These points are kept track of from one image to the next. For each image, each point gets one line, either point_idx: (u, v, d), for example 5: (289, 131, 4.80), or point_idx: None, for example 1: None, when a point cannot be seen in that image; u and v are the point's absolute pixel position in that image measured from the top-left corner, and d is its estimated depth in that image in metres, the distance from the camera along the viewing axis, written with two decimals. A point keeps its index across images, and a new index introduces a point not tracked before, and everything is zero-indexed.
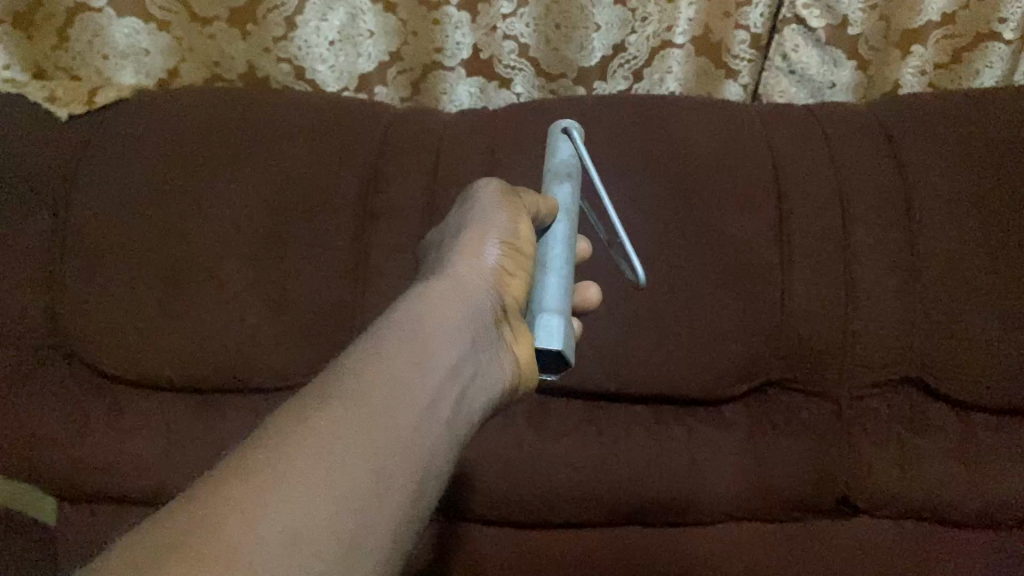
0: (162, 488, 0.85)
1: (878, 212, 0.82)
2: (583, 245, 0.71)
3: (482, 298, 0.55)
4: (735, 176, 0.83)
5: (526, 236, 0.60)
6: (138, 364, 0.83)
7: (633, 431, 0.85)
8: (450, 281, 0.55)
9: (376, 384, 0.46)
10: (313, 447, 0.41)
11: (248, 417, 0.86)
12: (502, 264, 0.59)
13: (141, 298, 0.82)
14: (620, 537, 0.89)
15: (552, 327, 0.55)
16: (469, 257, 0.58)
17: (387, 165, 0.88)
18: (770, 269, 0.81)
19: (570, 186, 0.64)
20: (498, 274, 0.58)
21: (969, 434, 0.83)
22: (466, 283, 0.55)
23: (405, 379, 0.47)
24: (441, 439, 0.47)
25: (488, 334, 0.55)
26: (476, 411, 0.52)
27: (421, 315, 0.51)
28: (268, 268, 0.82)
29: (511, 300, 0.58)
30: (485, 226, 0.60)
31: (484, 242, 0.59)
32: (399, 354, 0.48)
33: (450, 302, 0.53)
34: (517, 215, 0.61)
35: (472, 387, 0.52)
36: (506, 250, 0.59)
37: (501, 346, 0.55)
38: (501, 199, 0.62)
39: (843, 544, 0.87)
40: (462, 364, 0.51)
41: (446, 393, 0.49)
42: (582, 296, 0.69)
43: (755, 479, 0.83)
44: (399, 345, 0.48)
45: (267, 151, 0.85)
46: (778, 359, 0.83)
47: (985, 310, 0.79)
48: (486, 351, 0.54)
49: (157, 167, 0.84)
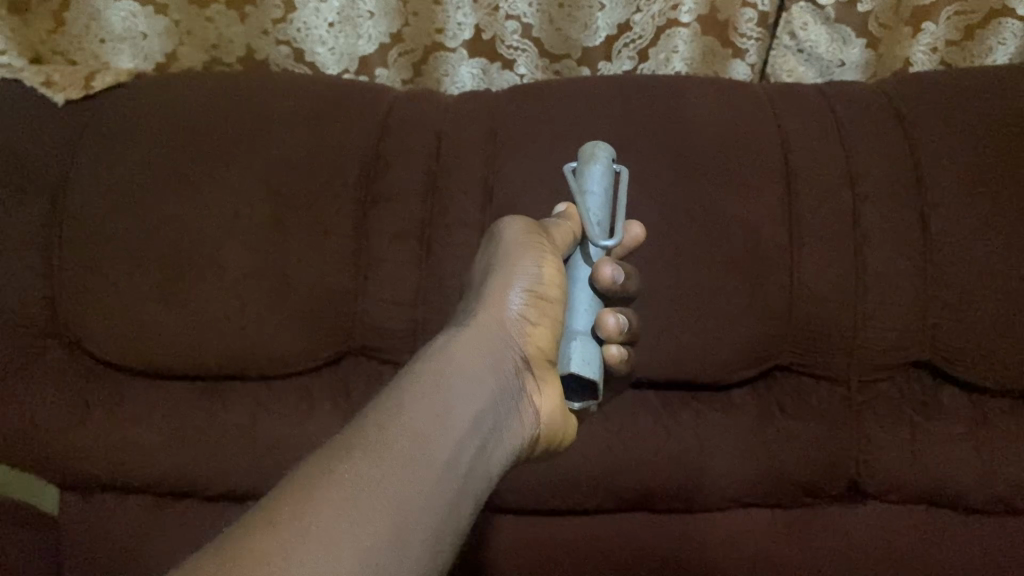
0: (166, 475, 0.85)
1: (890, 194, 0.81)
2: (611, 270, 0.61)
3: (505, 348, 0.58)
4: (742, 158, 0.82)
5: (552, 279, 0.62)
6: (139, 352, 0.82)
7: (641, 416, 0.84)
8: (476, 329, 0.57)
9: (408, 427, 0.48)
10: (349, 486, 0.43)
11: (249, 405, 0.85)
12: (526, 313, 0.60)
13: (141, 285, 0.81)
14: (626, 522, 0.88)
15: (581, 353, 0.58)
16: (495, 307, 0.60)
17: (389, 149, 0.86)
18: (779, 252, 0.80)
19: (602, 168, 0.65)
20: (521, 328, 0.60)
21: (984, 418, 0.82)
22: (490, 332, 0.58)
23: (436, 423, 0.49)
24: (469, 482, 0.49)
25: (510, 383, 0.56)
26: (499, 455, 0.54)
27: (448, 361, 0.53)
28: (268, 254, 0.81)
29: (535, 349, 0.60)
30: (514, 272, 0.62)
31: (512, 288, 0.61)
32: (428, 399, 0.50)
33: (474, 349, 0.55)
34: (545, 256, 0.62)
35: (496, 432, 0.53)
36: (532, 298, 0.61)
37: (520, 395, 0.57)
38: (526, 234, 0.62)
39: (852, 529, 0.86)
40: (487, 410, 0.53)
41: (473, 438, 0.50)
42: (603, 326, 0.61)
43: (764, 464, 0.82)
44: (429, 390, 0.50)
45: (265, 136, 0.84)
46: (787, 342, 0.82)
47: (997, 290, 0.78)
48: (508, 398, 0.56)
49: (156, 153, 0.83)
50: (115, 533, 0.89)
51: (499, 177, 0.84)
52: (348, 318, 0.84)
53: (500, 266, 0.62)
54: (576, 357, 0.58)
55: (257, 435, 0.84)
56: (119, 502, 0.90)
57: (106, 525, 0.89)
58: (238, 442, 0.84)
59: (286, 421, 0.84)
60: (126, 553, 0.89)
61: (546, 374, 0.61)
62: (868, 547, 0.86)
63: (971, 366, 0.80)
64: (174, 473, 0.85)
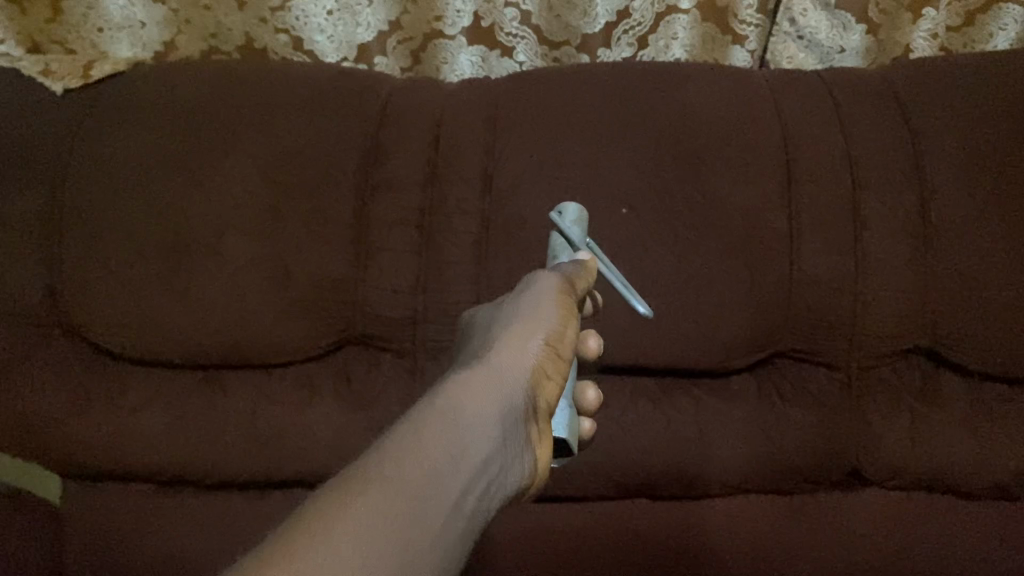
0: (167, 463, 0.85)
1: (889, 179, 0.81)
2: (592, 342, 0.66)
3: (517, 394, 0.53)
4: (742, 145, 0.82)
5: (569, 341, 0.59)
6: (139, 341, 0.82)
7: (640, 402, 0.84)
8: (490, 371, 0.54)
9: (408, 480, 0.45)
10: (333, 546, 0.40)
11: (249, 393, 0.85)
12: (544, 363, 0.57)
13: (141, 274, 0.81)
14: (625, 509, 0.88)
15: (558, 415, 0.59)
16: (510, 351, 0.56)
17: (388, 136, 0.86)
18: (779, 239, 0.80)
19: (580, 233, 0.70)
20: (535, 374, 0.55)
21: (982, 404, 0.82)
22: (506, 375, 0.54)
23: (436, 478, 0.46)
24: (459, 544, 0.46)
25: (516, 434, 0.52)
26: (494, 509, 0.50)
27: (458, 408, 0.50)
28: (268, 243, 0.81)
29: (546, 403, 0.56)
30: (534, 321, 0.58)
31: (531, 336, 0.57)
32: (433, 451, 0.47)
33: (487, 394, 0.52)
34: (568, 316, 0.59)
35: (492, 490, 0.50)
36: (550, 351, 0.57)
37: (526, 446, 0.53)
38: (556, 293, 0.60)
39: (851, 515, 0.86)
40: (490, 464, 0.50)
41: (471, 495, 0.48)
42: (583, 398, 0.66)
43: (764, 450, 0.82)
44: (431, 444, 0.47)
45: (265, 124, 0.84)
46: (787, 328, 0.82)
47: (997, 275, 0.78)
48: (516, 449, 0.52)
49: (155, 142, 0.83)
50: (116, 522, 0.89)
51: (498, 165, 0.84)
52: (347, 306, 0.84)
53: (520, 316, 0.59)
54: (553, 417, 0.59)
55: (257, 423, 0.84)
56: (120, 490, 0.89)
57: (107, 514, 0.89)
58: (238, 431, 0.84)
59: (286, 409, 0.84)
60: (127, 542, 0.89)
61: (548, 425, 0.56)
62: (867, 533, 0.86)
63: (969, 352, 0.80)
64: (175, 462, 0.85)
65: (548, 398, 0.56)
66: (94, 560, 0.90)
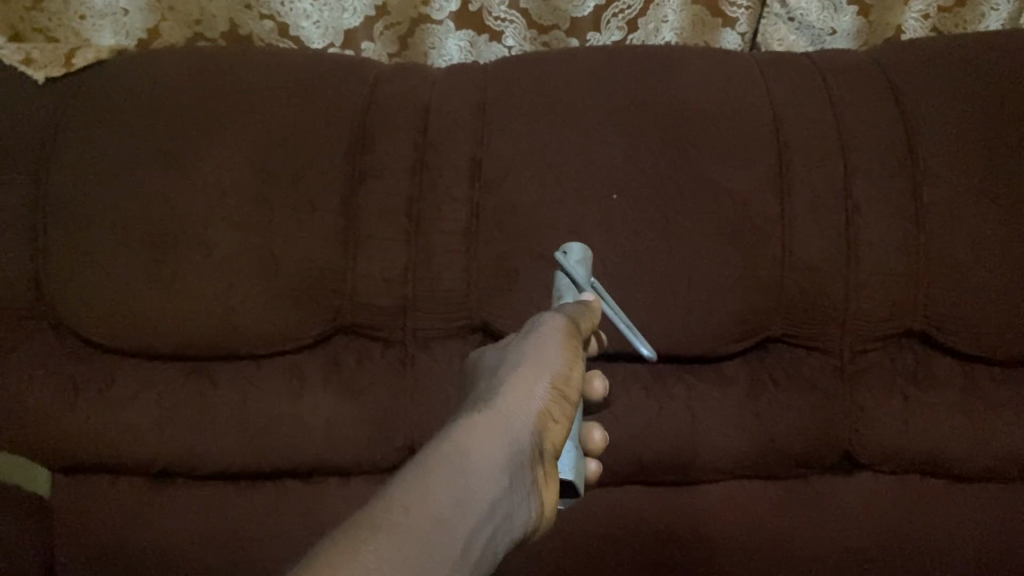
0: (156, 455, 0.84)
1: (881, 163, 0.81)
2: (599, 383, 0.67)
3: (523, 438, 0.54)
4: (733, 129, 0.81)
5: (575, 384, 0.59)
6: (126, 333, 0.81)
7: (632, 389, 0.83)
8: (498, 413, 0.54)
9: (417, 524, 0.45)
10: None
11: (238, 384, 0.84)
12: (550, 406, 0.57)
13: (127, 266, 0.80)
14: (618, 497, 0.88)
15: (565, 457, 0.61)
16: (517, 393, 0.56)
17: (375, 124, 0.85)
18: (770, 223, 0.80)
19: (584, 270, 0.69)
20: (542, 417, 0.56)
21: (974, 386, 0.82)
22: (513, 417, 0.54)
23: (445, 522, 0.46)
24: None
25: (522, 479, 0.53)
26: (499, 553, 0.51)
27: (467, 450, 0.51)
28: (255, 232, 0.80)
29: (551, 447, 0.56)
30: (541, 362, 0.59)
31: (538, 379, 0.58)
32: (441, 495, 0.47)
33: (495, 437, 0.52)
34: (574, 359, 0.60)
35: (497, 534, 0.50)
36: (556, 394, 0.58)
37: (530, 490, 0.54)
38: (561, 335, 0.61)
39: (845, 500, 0.86)
40: (497, 508, 0.50)
41: (476, 540, 0.48)
42: (590, 438, 0.67)
43: (757, 436, 0.82)
44: (440, 487, 0.48)
45: (250, 113, 0.83)
46: (780, 313, 0.81)
47: (989, 258, 0.78)
48: (522, 493, 0.52)
49: (139, 132, 0.82)
50: (105, 516, 0.88)
51: (487, 151, 0.83)
52: (337, 295, 0.83)
53: (526, 357, 0.59)
54: (560, 458, 0.60)
55: (247, 414, 0.84)
56: (108, 483, 0.89)
57: (96, 507, 0.88)
58: (227, 421, 0.84)
59: (276, 400, 0.84)
60: (117, 535, 0.88)
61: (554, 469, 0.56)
62: (861, 518, 0.86)
63: (961, 334, 0.80)
64: (164, 454, 0.84)
65: (554, 440, 0.56)
66: (84, 553, 0.89)
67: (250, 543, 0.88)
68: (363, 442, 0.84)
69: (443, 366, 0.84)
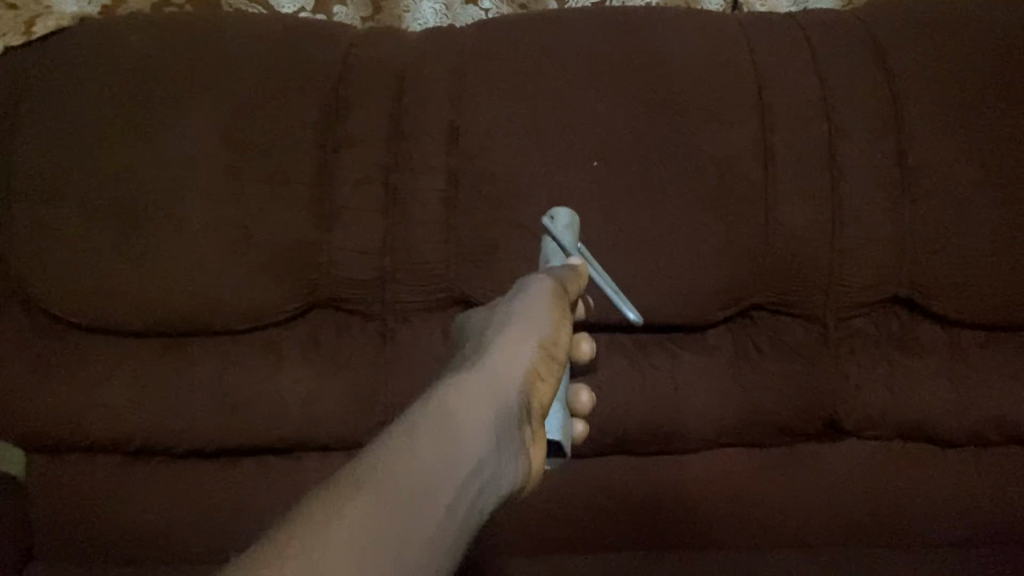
0: (133, 433, 0.83)
1: (867, 127, 0.79)
2: (587, 345, 0.67)
3: (512, 396, 0.51)
4: (716, 93, 0.79)
5: (564, 344, 0.57)
6: (97, 310, 0.79)
7: (615, 359, 0.82)
8: (485, 370, 0.52)
9: (396, 483, 0.43)
10: (316, 551, 0.39)
11: (213, 361, 0.83)
12: (538, 365, 0.55)
13: (96, 241, 0.78)
14: (602, 469, 0.86)
15: (552, 418, 0.61)
16: (505, 352, 0.54)
17: (349, 91, 0.83)
18: (754, 190, 0.78)
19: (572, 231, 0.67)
20: (530, 375, 0.54)
21: (958, 351, 0.82)
22: (501, 375, 0.52)
23: (427, 482, 0.44)
24: (449, 549, 0.44)
25: (510, 437, 0.50)
26: (486, 514, 0.49)
27: (450, 408, 0.48)
28: (227, 206, 0.78)
29: (540, 407, 0.54)
30: (529, 322, 0.57)
31: (526, 339, 0.55)
32: (423, 454, 0.45)
33: (483, 395, 0.50)
34: (561, 320, 0.58)
35: (483, 496, 0.48)
36: (544, 353, 0.55)
37: (519, 450, 0.51)
38: (548, 296, 0.59)
39: (828, 467, 0.86)
40: (483, 468, 0.48)
41: (461, 500, 0.46)
42: (577, 400, 0.68)
43: (740, 404, 0.82)
44: (421, 445, 0.45)
45: (220, 82, 0.80)
46: (764, 281, 0.80)
47: (974, 224, 0.78)
48: (509, 453, 0.50)
49: (103, 104, 0.79)
50: (81, 494, 0.87)
51: (465, 119, 0.81)
52: (313, 269, 0.81)
53: (515, 316, 0.57)
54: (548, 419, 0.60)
55: (223, 391, 0.82)
56: (84, 462, 0.87)
57: (71, 486, 0.87)
58: (205, 399, 0.82)
59: (253, 376, 0.82)
60: (97, 516, 0.87)
61: (542, 427, 0.54)
62: (845, 485, 0.86)
63: (946, 300, 0.80)
64: (140, 431, 0.83)
65: (543, 398, 0.54)
66: (62, 530, 0.88)
67: (233, 521, 0.87)
68: (344, 418, 0.83)
69: (423, 340, 0.83)
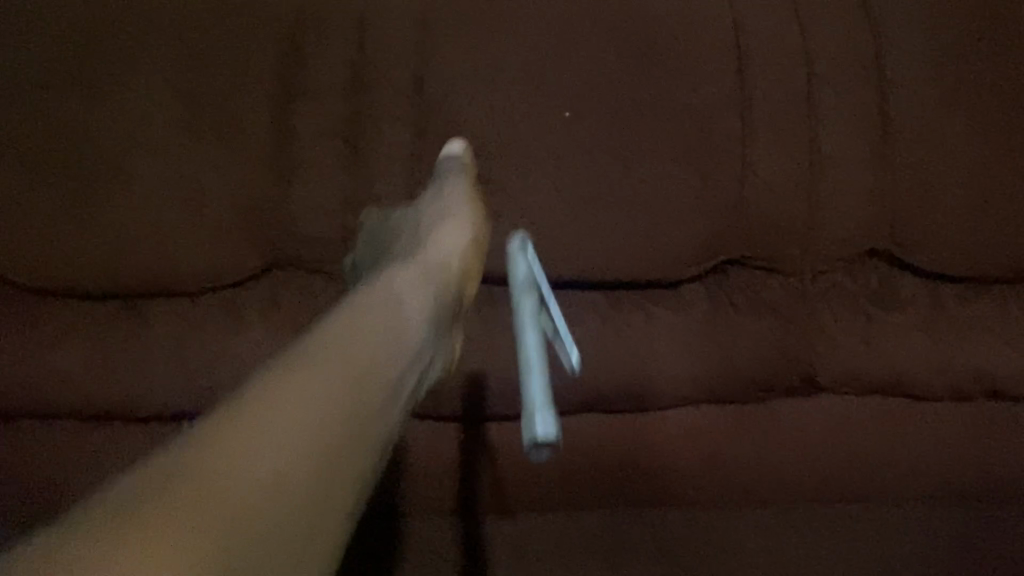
0: (85, 399, 0.79)
1: (846, 74, 0.79)
2: None
3: (449, 257, 0.68)
4: (692, 43, 0.78)
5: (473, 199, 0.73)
6: (45, 268, 0.75)
7: (587, 318, 0.80)
8: (429, 245, 0.69)
9: (343, 338, 0.56)
10: (291, 404, 0.50)
11: (172, 323, 0.79)
12: (472, 221, 0.72)
13: (44, 198, 0.74)
14: (575, 429, 0.83)
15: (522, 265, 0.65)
16: (442, 229, 0.70)
17: (308, 39, 0.78)
18: (731, 140, 0.77)
19: None
20: (472, 231, 0.72)
21: (937, 304, 0.81)
22: (436, 251, 0.68)
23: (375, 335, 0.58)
24: (391, 420, 0.57)
25: (448, 291, 0.67)
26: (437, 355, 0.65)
27: (379, 287, 0.62)
28: (185, 160, 0.75)
29: (476, 251, 0.72)
30: (456, 176, 0.73)
31: (456, 202, 0.72)
32: (368, 316, 0.58)
33: (421, 277, 0.65)
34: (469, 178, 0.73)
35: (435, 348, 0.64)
36: (468, 207, 0.72)
37: (462, 287, 0.70)
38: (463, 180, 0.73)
39: (805, 423, 0.84)
40: (424, 333, 0.62)
41: (410, 353, 0.60)
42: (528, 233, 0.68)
43: (717, 361, 0.79)
44: (369, 320, 0.58)
45: (178, 31, 0.77)
46: (741, 234, 0.78)
47: (952, 171, 0.78)
48: (447, 298, 0.66)
49: (52, 52, 0.75)
50: (29, 468, 0.82)
51: (431, 69, 0.77)
52: (272, 228, 0.77)
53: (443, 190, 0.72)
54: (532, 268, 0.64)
55: (180, 355, 0.78)
56: (31, 433, 0.82)
57: (18, 459, 0.82)
58: (162, 363, 0.78)
59: (211, 339, 0.79)
60: (50, 487, 0.83)
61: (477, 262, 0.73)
62: (823, 440, 0.84)
63: (924, 253, 0.79)
64: (92, 398, 0.79)
65: (474, 258, 0.71)
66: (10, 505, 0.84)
67: None
68: None
69: None
